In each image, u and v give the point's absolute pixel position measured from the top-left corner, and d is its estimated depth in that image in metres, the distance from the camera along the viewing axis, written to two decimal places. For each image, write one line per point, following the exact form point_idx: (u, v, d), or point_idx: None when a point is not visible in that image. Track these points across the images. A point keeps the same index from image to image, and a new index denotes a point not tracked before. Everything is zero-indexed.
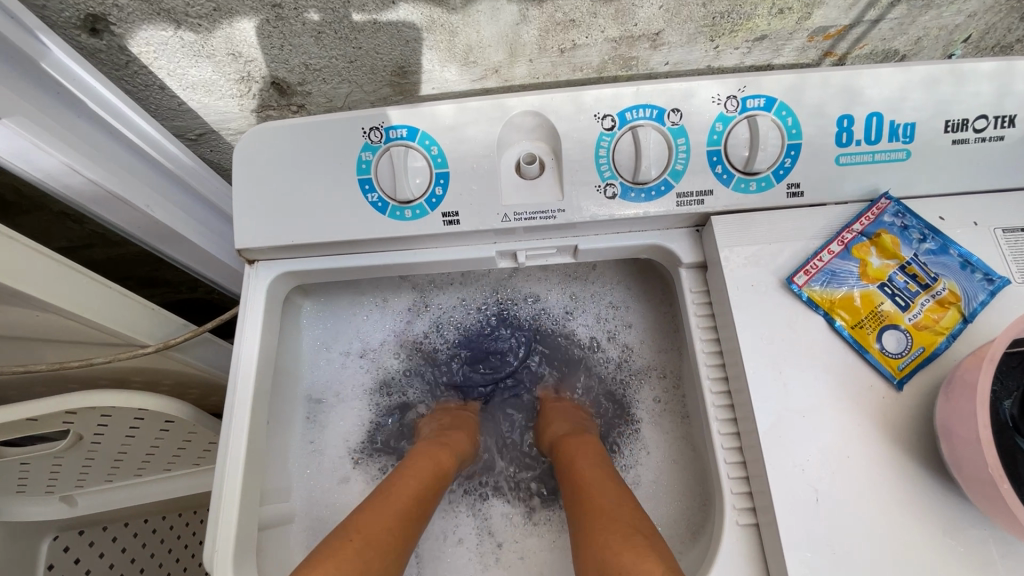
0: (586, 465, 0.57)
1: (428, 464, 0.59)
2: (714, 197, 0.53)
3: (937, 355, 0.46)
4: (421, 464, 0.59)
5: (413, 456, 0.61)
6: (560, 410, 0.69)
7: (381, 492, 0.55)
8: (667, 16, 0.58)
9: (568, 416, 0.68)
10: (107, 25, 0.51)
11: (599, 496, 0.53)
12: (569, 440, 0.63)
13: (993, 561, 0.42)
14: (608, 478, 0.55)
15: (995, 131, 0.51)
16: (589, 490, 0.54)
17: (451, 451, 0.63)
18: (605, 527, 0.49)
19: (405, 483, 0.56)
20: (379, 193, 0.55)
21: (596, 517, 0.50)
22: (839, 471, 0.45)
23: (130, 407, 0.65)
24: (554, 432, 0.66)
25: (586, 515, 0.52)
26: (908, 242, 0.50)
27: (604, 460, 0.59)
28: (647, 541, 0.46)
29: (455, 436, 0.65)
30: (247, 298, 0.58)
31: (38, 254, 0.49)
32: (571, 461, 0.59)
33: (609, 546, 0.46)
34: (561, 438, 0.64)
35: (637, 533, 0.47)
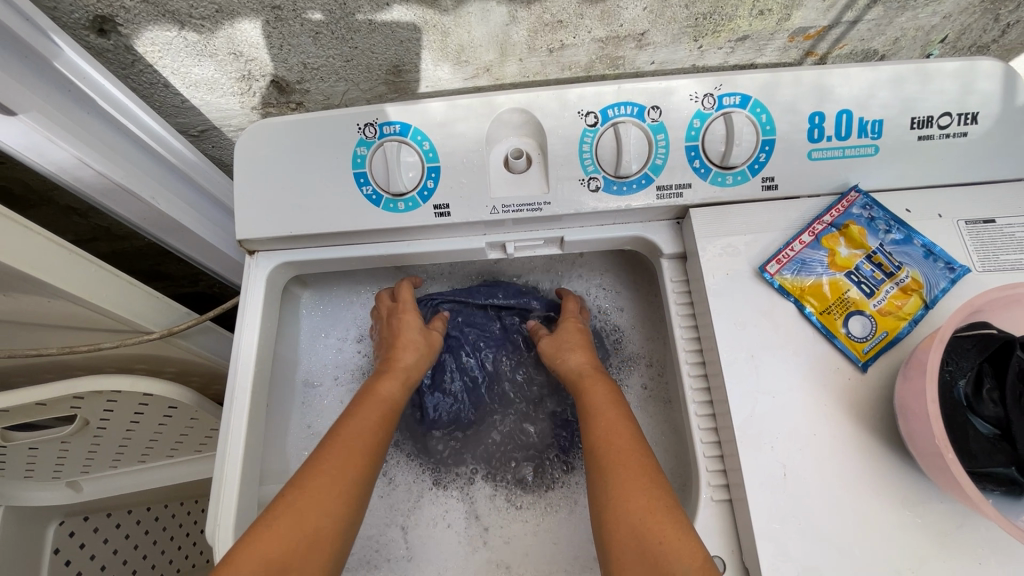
0: (609, 415, 0.56)
1: (373, 403, 0.59)
2: (692, 190, 0.56)
3: (899, 339, 0.49)
4: (367, 411, 0.58)
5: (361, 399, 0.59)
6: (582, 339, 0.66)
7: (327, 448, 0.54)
8: (651, 17, 0.61)
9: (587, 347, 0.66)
10: (115, 25, 0.54)
11: (626, 451, 0.52)
12: (596, 380, 0.61)
13: (949, 532, 0.45)
14: (632, 428, 0.55)
15: (958, 127, 0.54)
16: (617, 439, 0.53)
17: (398, 380, 0.62)
18: (637, 489, 0.49)
19: (351, 438, 0.55)
20: (373, 186, 0.57)
21: (627, 477, 0.50)
22: (806, 448, 0.47)
23: (135, 393, 0.68)
24: (580, 365, 0.63)
25: (615, 468, 0.51)
26: (874, 232, 0.52)
27: (626, 407, 0.58)
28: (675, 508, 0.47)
29: (398, 355, 0.64)
30: (247, 287, 0.61)
31: (50, 242, 0.52)
32: (601, 404, 0.58)
33: (642, 516, 0.47)
34: (590, 374, 0.62)
35: (669, 500, 0.48)
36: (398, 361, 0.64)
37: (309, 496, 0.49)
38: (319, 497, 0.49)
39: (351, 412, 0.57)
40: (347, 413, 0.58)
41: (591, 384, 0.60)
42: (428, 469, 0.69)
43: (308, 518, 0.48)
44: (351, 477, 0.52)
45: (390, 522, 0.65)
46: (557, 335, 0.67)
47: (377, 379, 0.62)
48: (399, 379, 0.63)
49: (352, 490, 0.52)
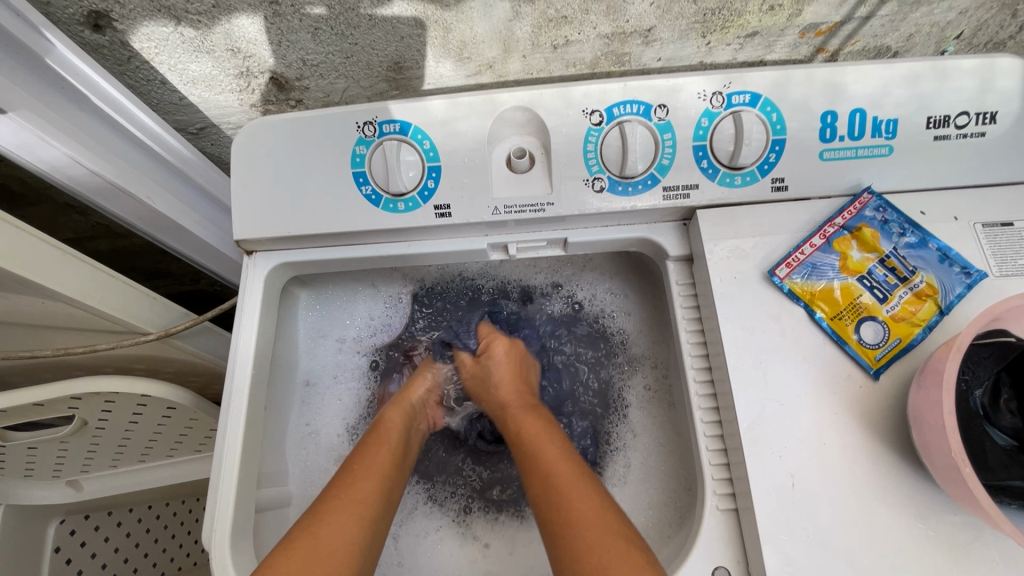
0: (542, 447, 0.57)
1: (382, 431, 0.62)
2: (700, 190, 0.55)
3: (912, 346, 0.48)
4: (384, 437, 0.61)
5: (379, 425, 0.63)
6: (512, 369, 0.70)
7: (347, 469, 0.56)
8: (658, 13, 0.59)
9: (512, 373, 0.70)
10: (109, 21, 0.53)
11: (565, 477, 0.52)
12: (522, 411, 0.64)
13: (963, 545, 0.43)
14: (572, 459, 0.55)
15: (977, 127, 0.52)
16: (554, 469, 0.54)
17: (402, 411, 0.66)
18: (585, 521, 0.48)
19: (371, 460, 0.57)
20: (373, 185, 0.56)
21: (568, 499, 0.50)
22: (815, 457, 0.46)
23: (133, 394, 0.67)
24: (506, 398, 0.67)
25: (549, 491, 0.52)
26: (888, 236, 0.51)
27: (564, 439, 0.59)
28: (627, 538, 0.46)
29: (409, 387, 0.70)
30: (245, 288, 0.60)
31: (41, 242, 0.50)
32: (531, 433, 0.59)
33: (585, 532, 0.47)
34: (514, 406, 0.65)
35: (619, 529, 0.47)
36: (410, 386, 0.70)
37: (326, 517, 0.49)
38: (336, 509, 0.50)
39: (365, 441, 0.60)
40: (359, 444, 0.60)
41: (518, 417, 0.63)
42: (419, 480, 0.69)
43: (323, 539, 0.47)
44: (374, 501, 0.53)
45: None
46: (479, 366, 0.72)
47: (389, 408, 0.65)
48: (403, 408, 0.66)
49: (371, 501, 0.53)
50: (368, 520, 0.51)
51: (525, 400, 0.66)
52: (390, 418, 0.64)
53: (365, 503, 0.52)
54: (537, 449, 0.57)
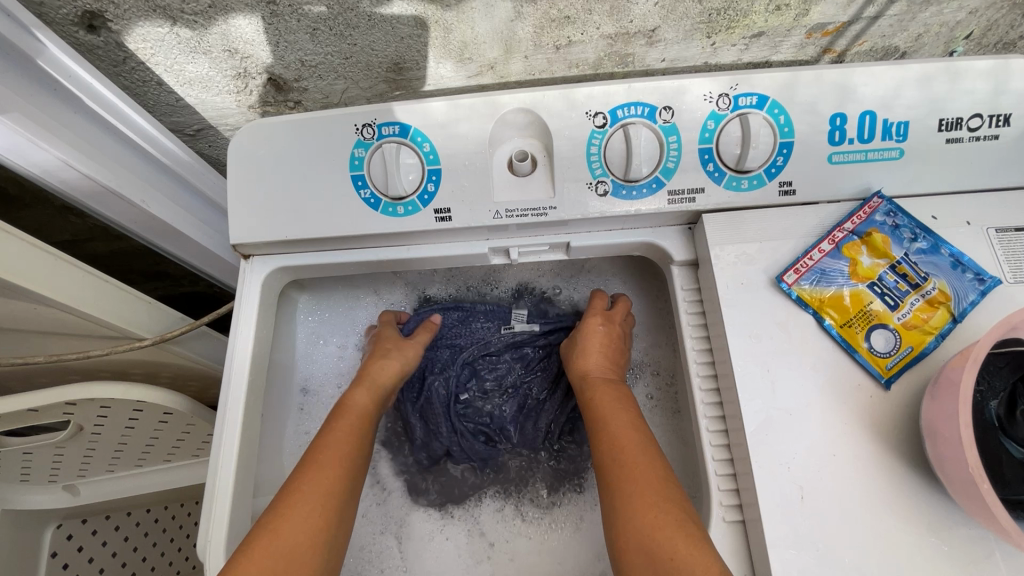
0: (610, 424, 0.55)
1: (348, 418, 0.58)
2: (706, 195, 0.53)
3: (925, 354, 0.46)
4: (343, 424, 0.57)
5: (338, 411, 0.59)
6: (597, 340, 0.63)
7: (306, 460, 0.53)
8: (662, 13, 0.58)
9: (610, 350, 0.63)
10: (104, 21, 0.52)
11: (636, 458, 0.51)
12: (603, 387, 0.60)
13: (978, 560, 0.42)
14: (643, 439, 0.53)
15: (990, 130, 0.51)
16: (625, 449, 0.52)
17: (370, 392, 0.61)
18: (647, 503, 0.47)
19: (330, 448, 0.54)
20: (372, 189, 0.55)
21: (634, 483, 0.49)
22: (824, 468, 0.45)
23: (129, 400, 0.66)
24: (588, 370, 0.62)
25: (618, 472, 0.51)
26: (899, 241, 0.50)
27: (637, 415, 0.56)
28: (690, 520, 0.45)
29: (375, 366, 0.63)
30: (242, 292, 0.59)
31: (34, 248, 0.49)
32: (601, 408, 0.57)
33: (649, 522, 0.46)
34: (595, 380, 0.61)
35: (680, 511, 0.46)
36: (376, 364, 0.63)
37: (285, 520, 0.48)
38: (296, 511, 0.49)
39: (324, 431, 0.56)
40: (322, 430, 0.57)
41: (597, 390, 0.59)
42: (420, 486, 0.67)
43: (283, 538, 0.47)
44: (335, 492, 0.52)
45: (385, 529, 0.64)
46: (574, 340, 0.66)
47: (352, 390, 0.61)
48: (370, 391, 0.61)
49: (331, 499, 0.51)
50: (327, 520, 0.50)
51: (613, 381, 0.61)
52: (355, 401, 0.60)
53: (325, 501, 0.51)
54: (609, 426, 0.55)
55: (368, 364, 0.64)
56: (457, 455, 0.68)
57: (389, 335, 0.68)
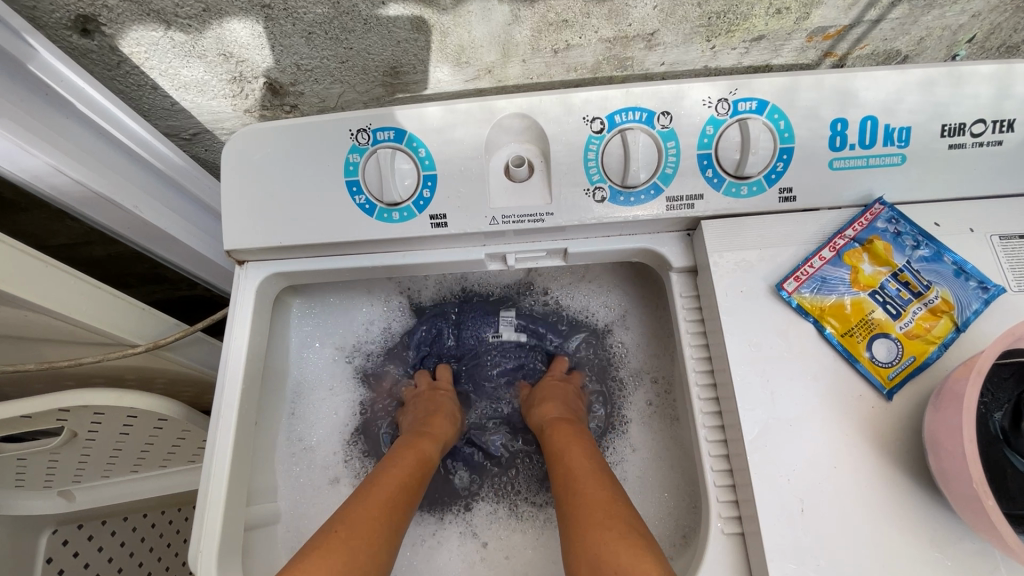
0: (569, 457, 0.57)
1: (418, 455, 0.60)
2: (705, 201, 0.53)
3: (928, 365, 0.46)
4: (405, 455, 0.59)
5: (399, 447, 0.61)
6: (554, 393, 0.69)
7: (369, 480, 0.55)
8: (661, 17, 0.57)
9: (564, 399, 0.67)
10: (98, 25, 0.51)
11: (590, 486, 0.52)
12: (560, 425, 0.62)
13: (981, 575, 0.41)
14: (598, 469, 0.55)
15: (993, 135, 0.50)
16: (583, 478, 0.53)
17: (433, 437, 0.64)
18: (599, 518, 0.48)
19: (393, 473, 0.56)
20: (367, 195, 0.55)
21: (590, 507, 0.49)
22: (824, 481, 0.44)
23: (122, 406, 0.65)
24: (545, 417, 0.65)
25: (574, 498, 0.51)
26: (901, 249, 0.49)
27: (593, 450, 0.59)
28: (639, 536, 0.46)
29: (437, 421, 0.66)
30: (236, 297, 0.58)
31: (22, 254, 0.48)
32: (563, 445, 0.59)
33: (603, 540, 0.45)
34: (554, 422, 0.64)
35: (633, 529, 0.47)
36: (438, 419, 0.67)
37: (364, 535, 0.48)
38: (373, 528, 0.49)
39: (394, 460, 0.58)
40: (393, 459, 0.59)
41: (558, 429, 0.62)
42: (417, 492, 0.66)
43: (355, 542, 0.47)
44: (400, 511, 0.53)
45: None
46: (533, 392, 0.71)
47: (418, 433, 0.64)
48: (435, 440, 0.64)
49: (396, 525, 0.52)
50: (391, 543, 0.50)
51: (569, 421, 0.63)
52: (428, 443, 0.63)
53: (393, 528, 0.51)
54: (571, 461, 0.56)
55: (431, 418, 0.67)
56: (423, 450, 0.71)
57: (443, 397, 0.71)
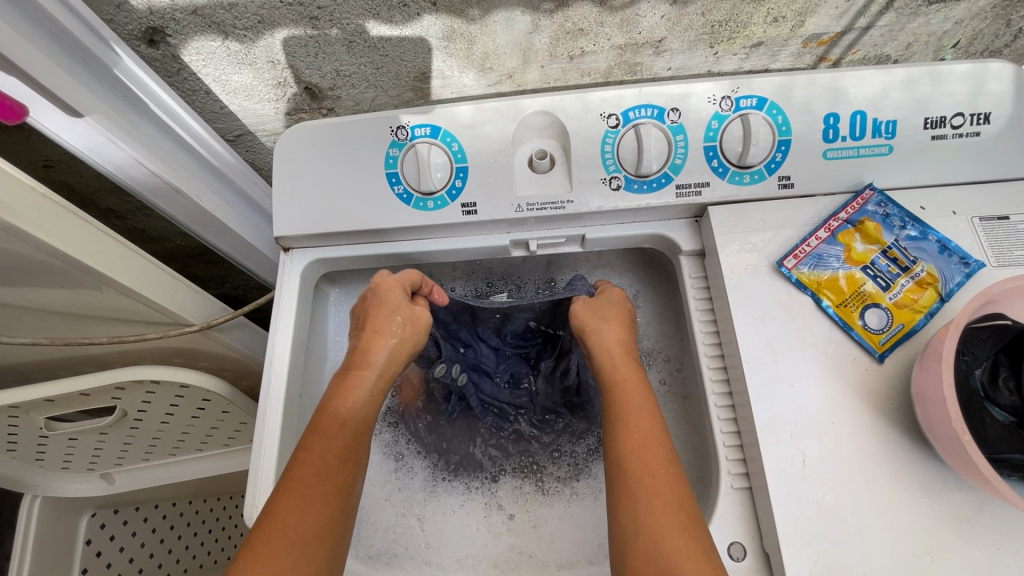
0: (636, 425, 0.53)
1: (336, 435, 0.53)
2: (711, 188, 0.58)
3: (915, 331, 0.51)
4: (326, 436, 0.53)
5: (319, 417, 0.54)
6: (619, 316, 0.63)
7: (294, 473, 0.50)
8: (668, 25, 0.63)
9: (624, 328, 0.62)
10: (164, 36, 0.58)
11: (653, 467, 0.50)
12: (623, 369, 0.58)
13: (967, 518, 0.46)
14: (658, 441, 0.52)
15: (971, 127, 0.56)
16: (650, 463, 0.50)
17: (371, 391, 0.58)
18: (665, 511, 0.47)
19: (317, 466, 0.50)
20: (404, 185, 0.60)
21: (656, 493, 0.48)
22: (823, 436, 0.49)
23: (174, 385, 0.71)
24: (610, 345, 0.60)
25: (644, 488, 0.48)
26: (890, 229, 0.54)
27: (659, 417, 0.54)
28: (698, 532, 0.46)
29: (372, 353, 0.59)
30: (283, 282, 0.64)
31: (108, 237, 0.54)
32: (629, 406, 0.54)
33: (669, 535, 0.45)
34: (615, 362, 0.59)
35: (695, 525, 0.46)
36: (368, 351, 0.59)
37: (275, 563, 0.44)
38: (286, 553, 0.45)
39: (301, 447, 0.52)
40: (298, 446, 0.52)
41: (626, 391, 0.56)
42: (447, 473, 0.70)
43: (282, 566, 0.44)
44: (329, 513, 0.49)
45: (405, 512, 0.67)
46: (597, 301, 0.65)
47: (337, 395, 0.56)
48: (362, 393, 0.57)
49: (321, 524, 0.48)
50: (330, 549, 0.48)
51: (630, 359, 0.60)
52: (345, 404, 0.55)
53: (313, 531, 0.48)
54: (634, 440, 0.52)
55: (359, 360, 0.59)
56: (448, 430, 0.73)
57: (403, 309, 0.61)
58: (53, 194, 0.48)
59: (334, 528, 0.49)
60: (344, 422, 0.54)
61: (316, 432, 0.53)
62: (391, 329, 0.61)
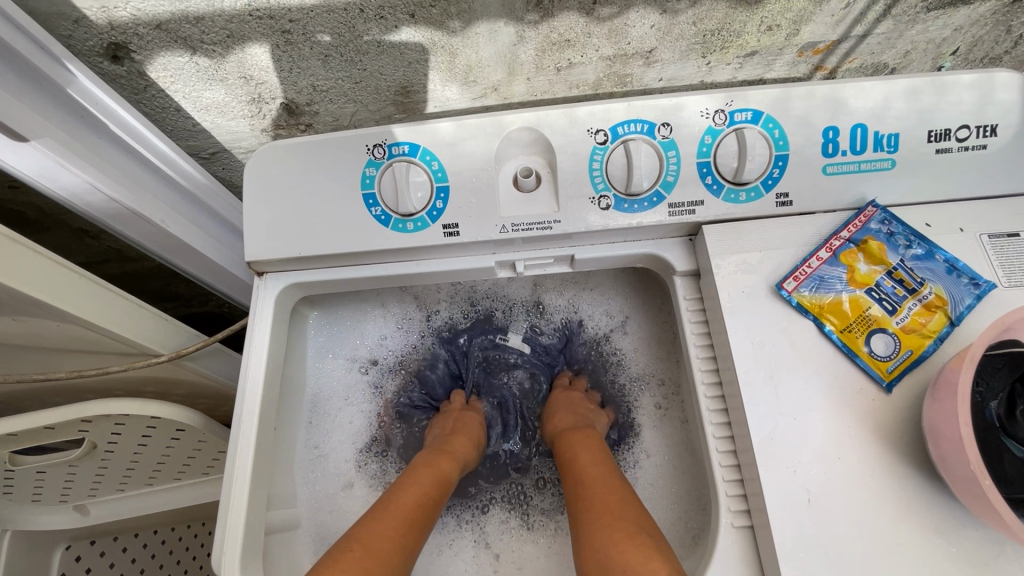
0: (580, 466, 0.58)
1: (431, 478, 0.59)
2: (705, 206, 0.55)
3: (925, 358, 0.48)
4: (420, 475, 0.59)
5: (413, 467, 0.61)
6: (568, 404, 0.69)
7: (385, 500, 0.55)
8: (658, 35, 0.61)
9: (573, 409, 0.68)
10: (128, 52, 0.54)
11: (598, 493, 0.53)
12: (574, 431, 0.63)
13: (985, 562, 0.42)
14: (610, 474, 0.56)
15: (978, 140, 0.53)
16: (595, 491, 0.53)
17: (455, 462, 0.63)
18: (606, 523, 0.49)
19: (409, 495, 0.56)
20: (382, 207, 0.57)
21: (598, 513, 0.51)
22: (830, 472, 0.46)
23: (144, 416, 0.67)
24: (561, 426, 0.66)
25: (587, 510, 0.52)
26: (894, 248, 0.51)
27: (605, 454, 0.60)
28: (649, 537, 0.47)
29: (457, 440, 0.66)
30: (256, 309, 0.61)
31: (60, 266, 0.51)
32: (577, 455, 0.59)
33: (608, 543, 0.47)
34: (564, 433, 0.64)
35: (643, 530, 0.47)
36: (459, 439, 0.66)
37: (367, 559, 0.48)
38: (375, 556, 0.48)
39: (402, 482, 0.58)
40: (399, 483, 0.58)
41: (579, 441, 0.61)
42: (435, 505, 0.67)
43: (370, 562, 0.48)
44: (414, 539, 0.53)
45: None
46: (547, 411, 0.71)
47: (437, 453, 0.63)
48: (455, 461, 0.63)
49: (406, 545, 0.51)
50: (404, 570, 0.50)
51: (585, 427, 0.64)
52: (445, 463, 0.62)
53: (402, 547, 0.51)
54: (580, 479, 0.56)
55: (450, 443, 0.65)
56: None
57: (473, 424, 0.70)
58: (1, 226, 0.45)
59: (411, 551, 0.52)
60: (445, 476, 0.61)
61: (412, 476, 0.59)
62: (474, 440, 0.68)
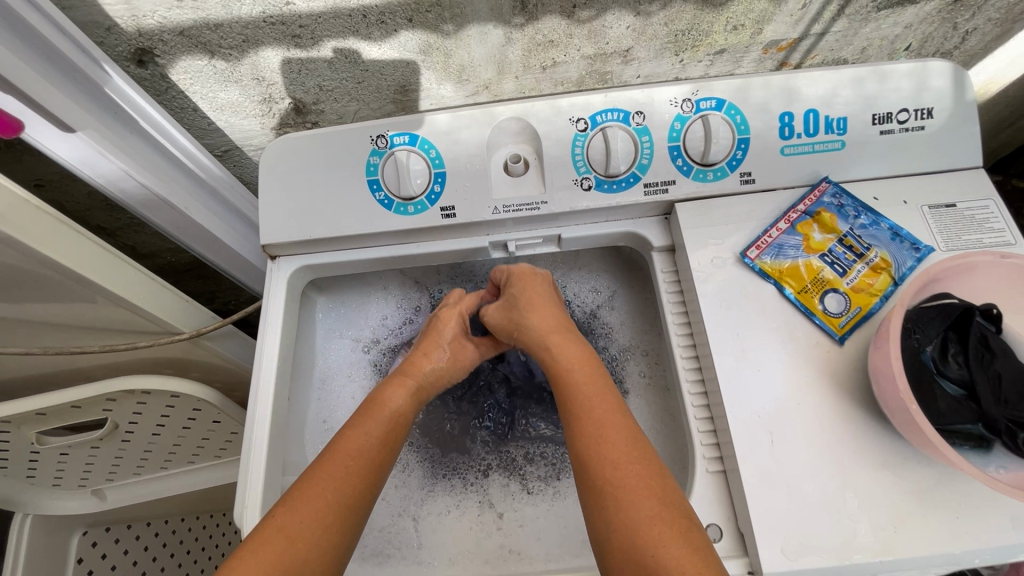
0: (593, 408, 0.53)
1: (377, 417, 0.57)
2: (677, 186, 0.61)
3: (872, 314, 0.53)
4: (364, 421, 0.57)
5: (362, 406, 0.59)
6: (540, 296, 0.65)
7: (331, 446, 0.54)
8: (634, 35, 0.67)
9: (551, 306, 0.64)
10: (153, 56, 0.60)
11: (631, 470, 0.48)
12: (558, 339, 0.61)
13: (927, 489, 0.48)
14: (630, 435, 0.51)
15: (916, 122, 0.59)
16: (617, 459, 0.49)
17: (409, 391, 0.61)
18: (639, 506, 0.45)
19: (349, 441, 0.54)
20: (385, 192, 0.63)
21: (628, 494, 0.46)
22: (790, 416, 0.51)
23: (165, 394, 0.73)
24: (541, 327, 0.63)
25: (612, 481, 0.48)
26: (845, 218, 0.57)
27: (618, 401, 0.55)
28: (684, 524, 0.45)
29: (422, 363, 0.64)
30: (270, 289, 0.66)
31: (99, 247, 0.56)
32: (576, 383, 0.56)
33: (642, 531, 0.44)
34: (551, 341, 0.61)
35: (678, 515, 0.45)
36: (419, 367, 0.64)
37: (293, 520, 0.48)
38: (305, 528, 0.48)
39: (350, 427, 0.56)
40: (348, 425, 0.57)
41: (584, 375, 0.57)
42: (446, 475, 0.71)
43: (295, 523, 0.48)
44: (352, 487, 0.52)
45: (402, 511, 0.69)
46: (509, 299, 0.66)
47: (386, 388, 0.60)
48: (408, 393, 0.61)
49: (345, 496, 0.51)
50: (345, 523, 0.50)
51: (564, 331, 0.62)
52: (394, 399, 0.59)
53: (337, 501, 0.50)
54: (590, 434, 0.51)
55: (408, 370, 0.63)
56: (442, 432, 0.74)
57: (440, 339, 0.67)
58: (48, 207, 0.50)
59: (350, 501, 0.51)
60: (392, 413, 0.58)
61: (360, 417, 0.57)
62: (440, 358, 0.65)
